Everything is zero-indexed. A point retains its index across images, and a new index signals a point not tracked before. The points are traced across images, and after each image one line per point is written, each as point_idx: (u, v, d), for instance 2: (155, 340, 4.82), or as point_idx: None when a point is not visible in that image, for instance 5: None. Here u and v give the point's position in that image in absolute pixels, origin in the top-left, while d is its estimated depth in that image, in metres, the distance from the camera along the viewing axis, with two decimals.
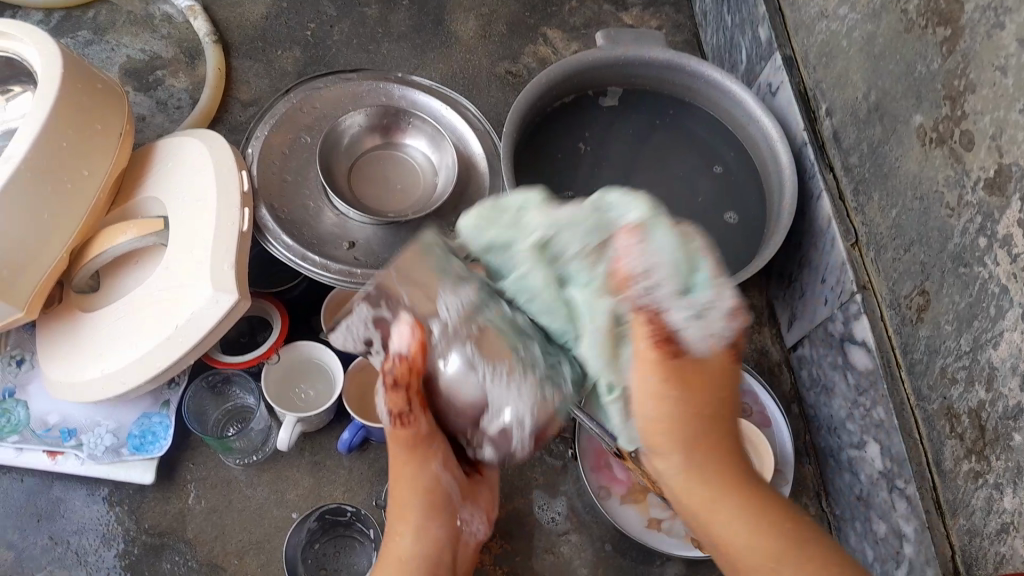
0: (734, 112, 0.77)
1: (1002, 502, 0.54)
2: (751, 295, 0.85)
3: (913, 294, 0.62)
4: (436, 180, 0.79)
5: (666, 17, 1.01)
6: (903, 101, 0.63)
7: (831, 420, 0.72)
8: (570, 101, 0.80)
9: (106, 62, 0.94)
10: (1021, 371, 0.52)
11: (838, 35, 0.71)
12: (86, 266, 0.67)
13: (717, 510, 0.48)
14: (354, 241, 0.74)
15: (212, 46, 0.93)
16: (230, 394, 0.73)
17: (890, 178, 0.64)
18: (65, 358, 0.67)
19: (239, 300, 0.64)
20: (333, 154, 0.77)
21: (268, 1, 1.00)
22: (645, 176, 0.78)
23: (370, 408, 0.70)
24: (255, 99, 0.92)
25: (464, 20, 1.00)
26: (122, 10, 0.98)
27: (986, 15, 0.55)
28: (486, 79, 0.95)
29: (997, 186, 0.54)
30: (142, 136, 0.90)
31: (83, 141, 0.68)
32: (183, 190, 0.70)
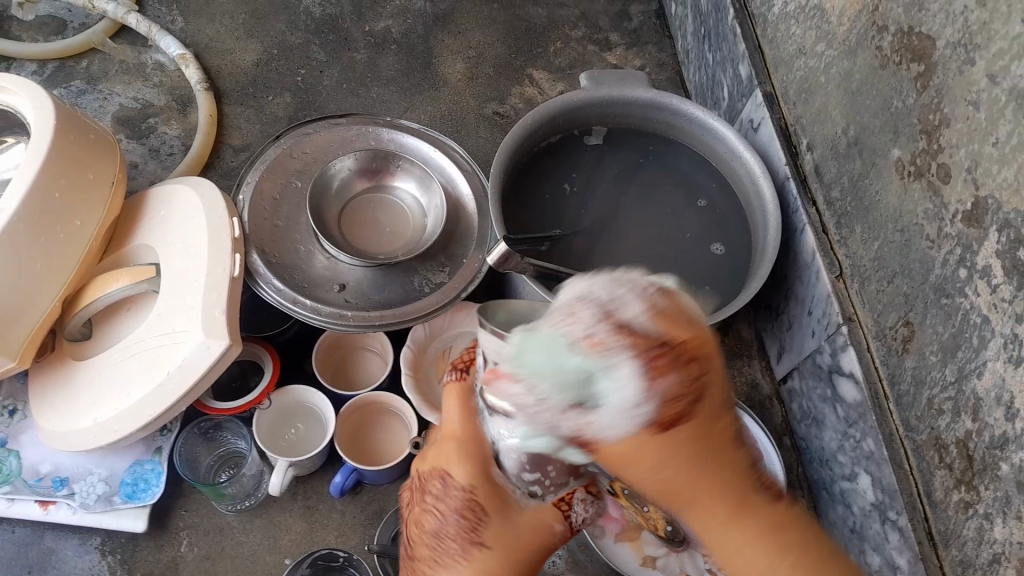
0: (718, 148, 0.78)
1: (992, 531, 0.54)
2: (741, 328, 0.85)
3: (898, 325, 0.62)
4: (425, 221, 0.80)
5: (650, 55, 1.03)
6: (881, 135, 0.64)
7: (822, 452, 0.72)
8: (556, 141, 0.81)
9: (99, 110, 0.95)
10: (1005, 401, 0.52)
11: (817, 72, 0.73)
12: (78, 315, 0.68)
13: (743, 552, 0.37)
14: (344, 284, 0.75)
15: (204, 92, 0.95)
16: (222, 439, 0.73)
17: (871, 212, 0.65)
18: (58, 407, 0.67)
19: (230, 347, 0.64)
20: (323, 198, 0.78)
21: (259, 48, 1.01)
22: (632, 213, 0.79)
23: (362, 451, 0.70)
24: (246, 144, 0.93)
25: (451, 63, 1.02)
26: (116, 60, 1.00)
27: (957, 51, 0.56)
28: (475, 120, 0.97)
29: (974, 218, 0.55)
30: (134, 183, 0.91)
31: (75, 192, 0.69)
32: (175, 237, 0.71)
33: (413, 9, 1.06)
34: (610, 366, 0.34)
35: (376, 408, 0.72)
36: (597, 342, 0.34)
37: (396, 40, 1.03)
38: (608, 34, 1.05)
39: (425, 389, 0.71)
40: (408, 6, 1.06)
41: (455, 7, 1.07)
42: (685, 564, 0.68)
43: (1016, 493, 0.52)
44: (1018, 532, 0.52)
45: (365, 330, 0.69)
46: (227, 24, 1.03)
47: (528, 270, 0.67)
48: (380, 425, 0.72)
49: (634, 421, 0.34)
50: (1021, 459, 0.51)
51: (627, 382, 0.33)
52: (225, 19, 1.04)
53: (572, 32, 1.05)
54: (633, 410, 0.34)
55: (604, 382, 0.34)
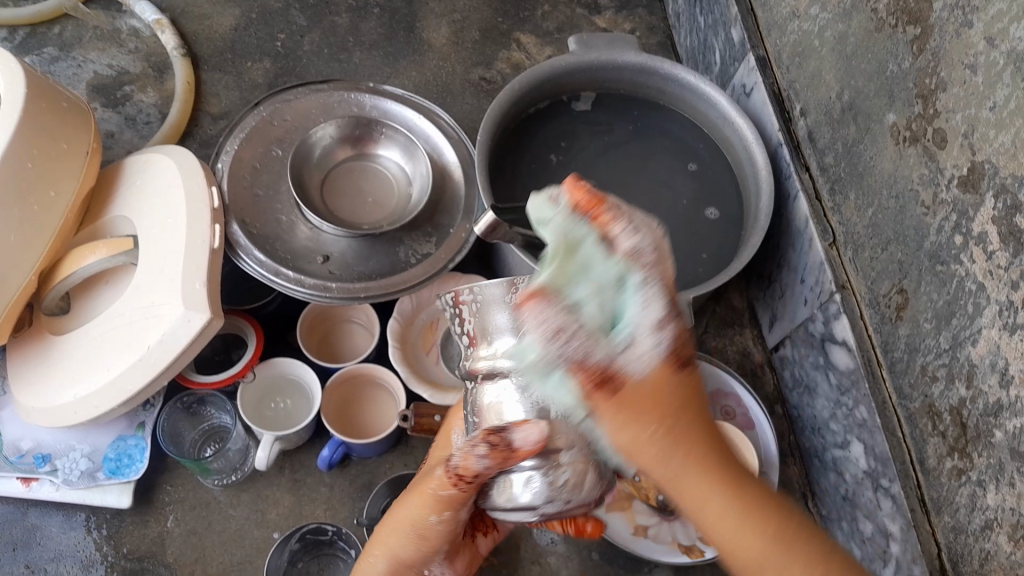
0: (709, 114, 0.77)
1: (985, 498, 0.54)
2: (733, 296, 0.84)
3: (891, 293, 0.62)
4: (410, 190, 0.78)
5: (639, 19, 1.01)
6: (876, 100, 0.63)
7: (814, 421, 0.72)
8: (544, 107, 0.79)
9: (73, 78, 0.93)
10: (999, 368, 0.52)
11: (811, 35, 0.71)
12: (55, 288, 0.66)
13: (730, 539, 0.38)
14: (329, 254, 0.73)
15: (181, 59, 0.92)
16: (205, 414, 0.72)
17: (865, 177, 0.64)
18: (37, 383, 0.66)
19: (212, 319, 0.63)
20: (305, 167, 0.76)
21: (237, 13, 0.98)
22: (622, 180, 0.77)
23: (350, 424, 0.69)
24: (225, 112, 0.91)
25: (436, 28, 0.99)
26: (89, 26, 0.97)
27: (955, 13, 0.55)
28: (461, 85, 0.95)
29: (970, 183, 0.54)
30: (111, 153, 0.88)
31: (49, 161, 0.67)
32: (153, 207, 0.69)
33: None
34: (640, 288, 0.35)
35: (364, 382, 0.71)
36: (560, 333, 0.34)
37: (379, 4, 1.00)
38: None
39: (412, 362, 0.70)
40: None
41: None
42: (677, 532, 0.68)
43: (1009, 460, 0.51)
44: (1010, 499, 0.51)
45: (350, 301, 0.68)
46: None
47: (517, 239, 0.66)
48: (368, 399, 0.70)
49: (654, 354, 0.35)
50: (1015, 426, 0.51)
51: (653, 311, 0.34)
52: None
53: None
54: (655, 333, 0.34)
55: (631, 296, 0.34)
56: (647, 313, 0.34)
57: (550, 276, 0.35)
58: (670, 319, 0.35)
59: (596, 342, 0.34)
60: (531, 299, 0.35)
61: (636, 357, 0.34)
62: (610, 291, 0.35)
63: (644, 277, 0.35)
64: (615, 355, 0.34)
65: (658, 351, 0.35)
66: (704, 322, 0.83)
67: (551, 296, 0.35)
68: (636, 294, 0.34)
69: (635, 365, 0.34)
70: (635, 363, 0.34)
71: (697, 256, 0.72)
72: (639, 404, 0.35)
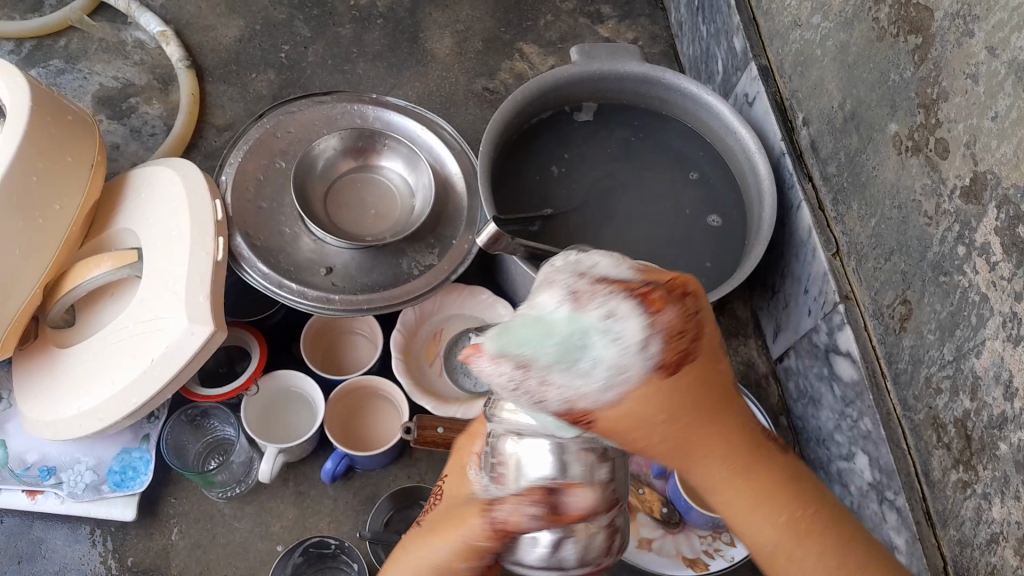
0: (712, 124, 0.77)
1: (990, 511, 0.53)
2: (736, 306, 0.84)
3: (895, 303, 0.61)
4: (413, 201, 0.78)
5: (642, 28, 1.01)
6: (878, 109, 0.63)
7: (819, 432, 0.72)
8: (547, 117, 0.79)
9: (79, 90, 0.93)
10: (1003, 380, 0.52)
11: (813, 44, 0.71)
12: (60, 302, 0.66)
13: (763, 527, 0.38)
14: (332, 267, 0.73)
15: (185, 71, 0.92)
16: (210, 426, 0.73)
17: (868, 188, 0.64)
18: (40, 396, 0.66)
19: (215, 332, 0.63)
20: (307, 179, 0.76)
21: (241, 24, 0.99)
22: (625, 191, 0.77)
23: (353, 437, 0.69)
24: (230, 124, 0.91)
25: (439, 38, 0.99)
26: (95, 38, 0.97)
27: (956, 23, 0.55)
28: (464, 95, 0.95)
29: (973, 194, 0.54)
30: (116, 165, 0.89)
31: (53, 175, 0.67)
32: (156, 221, 0.69)
33: None
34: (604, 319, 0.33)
35: (367, 393, 0.71)
36: (516, 388, 0.33)
37: (383, 14, 1.01)
38: (600, 7, 1.02)
39: (416, 374, 0.70)
40: None
41: None
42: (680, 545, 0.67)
43: (1014, 472, 0.51)
44: (1016, 512, 0.51)
45: (353, 313, 0.68)
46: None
47: (519, 251, 0.66)
48: (372, 411, 0.70)
49: (623, 382, 0.33)
50: (1019, 438, 0.51)
51: (631, 330, 0.33)
52: None
53: (562, 4, 1.02)
54: (642, 350, 0.33)
55: (599, 338, 0.33)
56: (626, 336, 0.33)
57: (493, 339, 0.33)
58: (655, 308, 0.34)
59: (550, 379, 0.33)
60: (473, 352, 0.34)
61: (596, 390, 0.33)
62: (579, 344, 0.33)
63: (597, 300, 0.34)
64: (573, 397, 0.33)
65: (642, 365, 0.33)
66: None
67: (501, 356, 0.33)
68: (609, 325, 0.33)
69: (605, 395, 0.33)
70: (592, 403, 0.33)
71: (700, 267, 0.72)
72: (633, 426, 0.34)
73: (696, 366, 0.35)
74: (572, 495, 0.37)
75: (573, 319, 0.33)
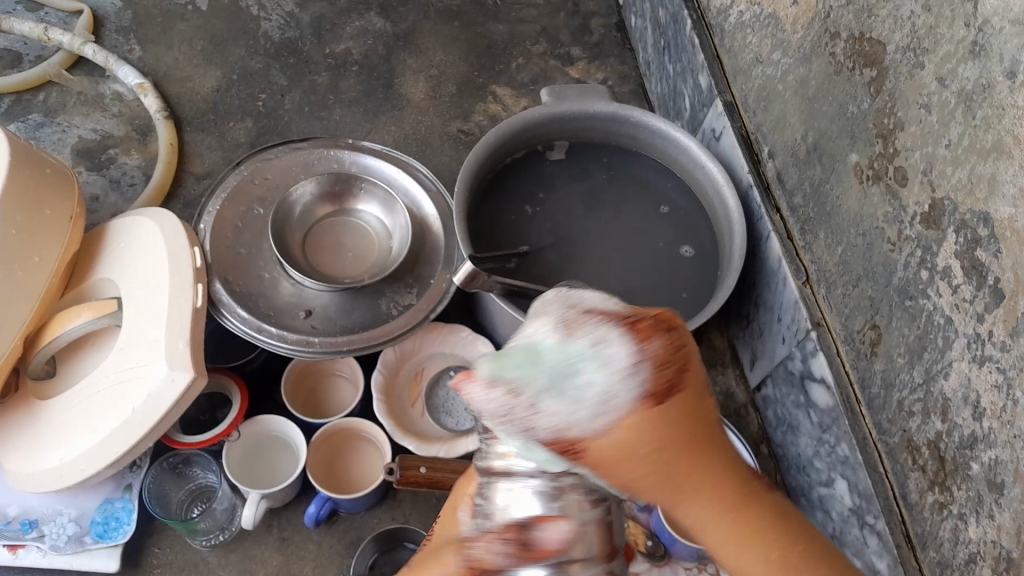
0: (681, 158, 0.79)
1: (967, 532, 0.54)
2: (713, 337, 0.85)
3: (865, 329, 0.63)
4: (390, 242, 0.79)
5: (611, 68, 1.03)
6: (838, 141, 0.65)
7: (799, 458, 0.72)
8: (520, 157, 0.81)
9: (58, 143, 0.94)
10: (972, 400, 0.53)
11: (774, 79, 0.73)
12: (40, 353, 0.66)
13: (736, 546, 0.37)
14: (311, 309, 0.74)
15: (164, 121, 0.94)
16: (192, 474, 0.72)
17: (833, 217, 0.66)
18: (21, 449, 0.66)
19: (196, 378, 0.64)
20: (286, 224, 0.77)
21: (218, 74, 1.01)
22: (599, 226, 0.79)
23: (336, 480, 0.69)
24: (208, 172, 0.92)
25: (414, 83, 1.01)
26: (73, 92, 0.99)
27: (907, 55, 0.57)
28: (440, 138, 0.96)
29: (932, 220, 0.56)
30: (96, 216, 0.89)
31: (32, 228, 0.68)
32: (136, 269, 0.70)
33: (373, 30, 1.06)
34: (593, 345, 0.33)
35: (349, 436, 0.71)
36: (505, 416, 0.32)
37: (358, 61, 1.03)
38: (569, 49, 1.05)
39: (398, 414, 0.70)
40: (368, 27, 1.06)
41: (415, 27, 1.07)
42: None
43: (987, 492, 0.52)
44: (991, 531, 0.52)
45: (333, 355, 0.68)
46: (186, 51, 1.03)
47: (496, 288, 0.67)
48: (354, 454, 0.71)
49: (618, 404, 0.33)
50: (991, 457, 0.52)
51: (617, 357, 0.33)
52: (183, 47, 1.03)
53: (533, 47, 1.05)
54: (630, 378, 0.33)
55: (590, 365, 0.33)
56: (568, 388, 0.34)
57: (491, 362, 0.33)
58: (647, 338, 0.34)
59: (540, 405, 0.32)
60: (467, 375, 0.33)
61: (586, 417, 0.32)
62: (574, 368, 0.33)
63: (558, 322, 0.34)
64: (562, 425, 0.32)
65: (630, 391, 0.33)
66: None
67: (494, 382, 0.32)
68: (597, 355, 0.33)
69: (603, 422, 0.33)
70: (584, 430, 0.32)
71: (675, 298, 0.74)
72: (623, 457, 0.34)
73: (682, 385, 0.35)
74: (544, 530, 0.34)
75: (564, 350, 0.33)
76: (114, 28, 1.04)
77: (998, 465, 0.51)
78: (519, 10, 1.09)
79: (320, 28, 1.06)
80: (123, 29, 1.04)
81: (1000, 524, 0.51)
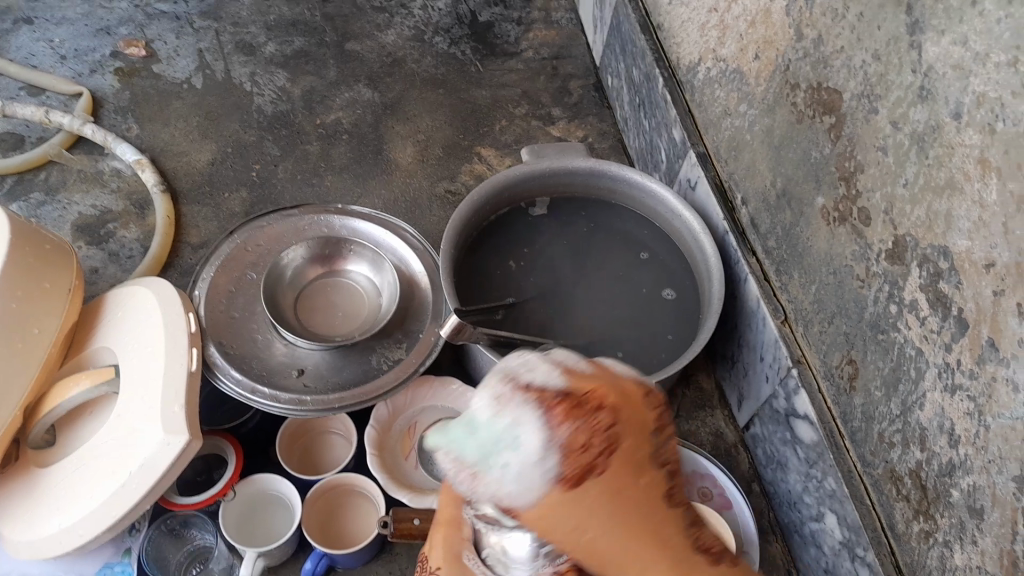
0: (658, 208, 0.82)
1: (953, 559, 0.54)
2: (701, 379, 0.87)
3: (842, 364, 0.64)
4: (380, 300, 0.82)
5: (591, 126, 1.07)
6: (805, 185, 0.68)
7: (789, 495, 0.73)
8: (503, 214, 0.84)
9: (58, 220, 0.97)
10: (947, 429, 0.54)
11: (742, 130, 0.77)
12: (40, 422, 0.68)
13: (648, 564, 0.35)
14: (304, 368, 0.76)
15: (161, 194, 0.97)
16: (190, 536, 0.73)
17: (805, 257, 0.68)
18: (20, 517, 0.67)
19: (191, 441, 0.65)
20: (277, 287, 0.80)
21: (213, 148, 1.05)
22: (583, 276, 0.81)
23: (332, 536, 0.70)
24: (204, 241, 0.95)
25: (402, 148, 1.05)
26: (73, 170, 1.02)
27: (861, 102, 0.60)
28: (427, 199, 1.00)
29: (897, 256, 0.58)
30: (95, 288, 0.92)
31: (32, 300, 0.70)
32: (133, 337, 0.72)
33: (362, 100, 1.11)
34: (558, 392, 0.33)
35: (344, 491, 0.72)
36: (459, 478, 0.33)
37: (347, 130, 1.07)
38: (550, 110, 1.09)
39: (390, 466, 0.71)
40: (357, 98, 1.11)
41: (402, 96, 1.12)
42: None
43: (968, 517, 0.53)
44: (975, 557, 0.52)
45: (325, 412, 0.70)
46: (182, 127, 1.07)
47: (482, 339, 0.69)
48: (348, 509, 0.72)
49: (543, 477, 0.31)
50: (969, 484, 0.53)
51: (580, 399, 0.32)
52: (179, 123, 1.07)
53: (516, 110, 1.09)
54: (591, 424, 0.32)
55: (561, 413, 0.32)
56: (546, 431, 0.32)
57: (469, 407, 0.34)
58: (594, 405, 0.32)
59: (499, 461, 0.32)
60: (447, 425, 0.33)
61: (548, 464, 0.31)
62: (505, 444, 0.32)
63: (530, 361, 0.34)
64: (522, 472, 0.31)
65: (590, 435, 0.32)
66: (675, 406, 0.85)
67: (449, 454, 0.33)
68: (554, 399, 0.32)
69: (578, 460, 0.31)
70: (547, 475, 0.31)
71: (658, 342, 0.75)
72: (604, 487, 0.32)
73: (608, 460, 0.32)
74: None
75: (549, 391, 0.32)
76: (112, 109, 1.09)
77: (977, 491, 0.52)
78: (501, 76, 1.14)
79: (310, 100, 1.10)
80: (121, 109, 1.09)
81: (983, 549, 0.52)
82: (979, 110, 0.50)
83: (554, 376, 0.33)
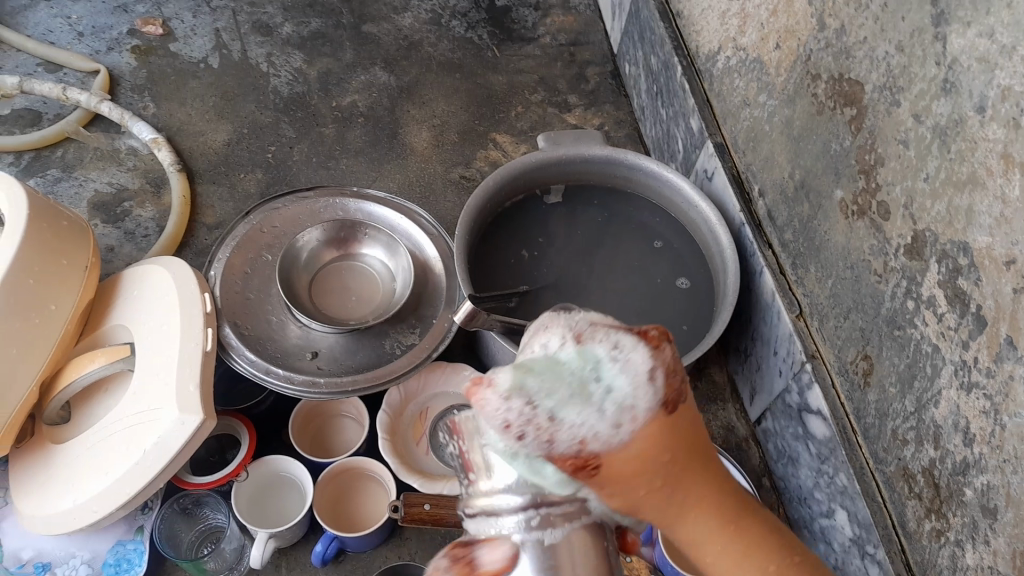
0: (674, 198, 0.81)
1: (964, 557, 0.54)
2: (713, 371, 0.87)
3: (857, 359, 0.64)
4: (394, 285, 0.82)
5: (607, 114, 1.07)
6: (824, 178, 0.67)
7: (800, 490, 0.73)
8: (518, 201, 0.84)
9: (75, 197, 0.97)
10: (962, 427, 0.54)
11: (761, 121, 0.76)
12: (55, 399, 0.69)
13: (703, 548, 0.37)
14: (317, 351, 0.76)
15: (177, 174, 0.97)
16: (202, 515, 0.74)
17: (822, 251, 0.68)
18: (35, 492, 0.68)
19: (205, 421, 0.65)
20: (292, 269, 0.80)
21: (229, 128, 1.05)
22: (597, 266, 0.81)
23: (342, 518, 0.70)
24: (219, 222, 0.95)
25: (417, 132, 1.05)
26: (90, 148, 1.02)
27: (884, 94, 0.60)
28: (442, 184, 0.99)
29: (915, 252, 0.57)
30: (110, 266, 0.92)
31: (48, 278, 0.70)
32: (148, 316, 0.72)
33: (378, 83, 1.11)
34: (612, 350, 0.37)
35: (355, 474, 0.73)
36: (521, 430, 0.34)
37: (363, 113, 1.07)
38: (567, 97, 1.09)
39: (402, 451, 0.72)
40: (373, 80, 1.11)
41: (418, 79, 1.11)
42: None
43: (982, 516, 0.53)
44: (987, 556, 0.52)
45: (338, 395, 0.70)
46: (198, 107, 1.07)
47: (496, 326, 0.68)
48: (361, 493, 0.72)
49: (599, 445, 0.35)
50: (983, 483, 0.52)
51: (637, 359, 0.37)
52: (196, 103, 1.07)
53: (532, 96, 1.09)
54: (649, 381, 0.36)
55: (608, 369, 0.36)
56: (623, 384, 0.36)
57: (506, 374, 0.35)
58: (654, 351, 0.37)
59: (560, 417, 0.35)
60: (481, 385, 0.35)
61: (603, 429, 0.35)
62: (585, 377, 0.36)
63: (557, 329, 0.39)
64: (584, 433, 0.34)
65: (649, 399, 0.36)
66: None
67: (509, 394, 0.34)
68: (611, 357, 0.37)
69: (612, 438, 0.35)
70: (602, 442, 0.35)
71: (671, 333, 0.75)
72: (633, 466, 0.36)
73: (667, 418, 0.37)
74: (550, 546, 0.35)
75: (580, 355, 0.37)
76: (129, 87, 1.09)
77: (990, 490, 0.52)
78: (517, 61, 1.13)
79: (326, 82, 1.10)
80: (138, 88, 1.09)
81: (996, 548, 0.51)
82: (1003, 105, 0.49)
83: (584, 341, 0.37)
